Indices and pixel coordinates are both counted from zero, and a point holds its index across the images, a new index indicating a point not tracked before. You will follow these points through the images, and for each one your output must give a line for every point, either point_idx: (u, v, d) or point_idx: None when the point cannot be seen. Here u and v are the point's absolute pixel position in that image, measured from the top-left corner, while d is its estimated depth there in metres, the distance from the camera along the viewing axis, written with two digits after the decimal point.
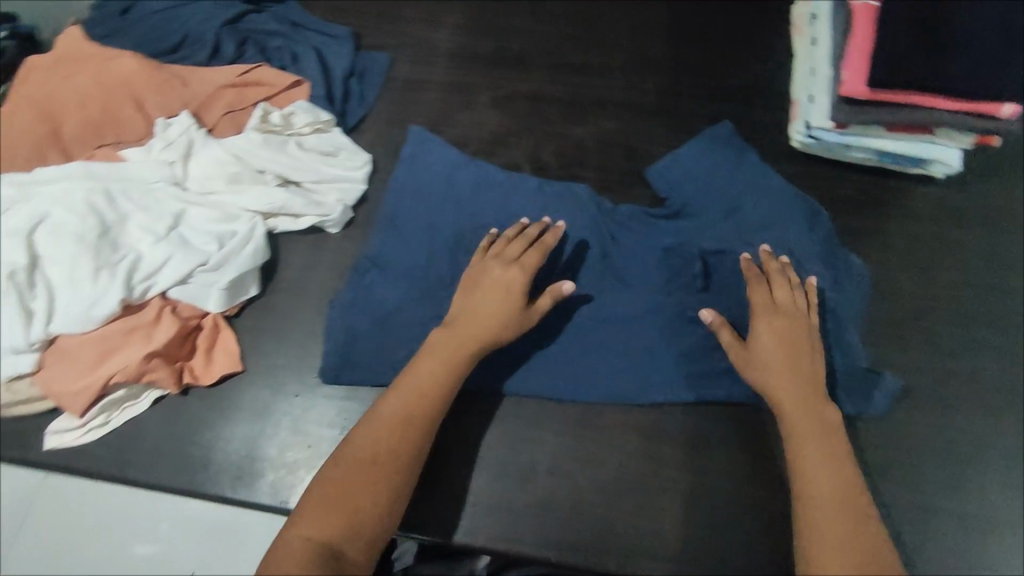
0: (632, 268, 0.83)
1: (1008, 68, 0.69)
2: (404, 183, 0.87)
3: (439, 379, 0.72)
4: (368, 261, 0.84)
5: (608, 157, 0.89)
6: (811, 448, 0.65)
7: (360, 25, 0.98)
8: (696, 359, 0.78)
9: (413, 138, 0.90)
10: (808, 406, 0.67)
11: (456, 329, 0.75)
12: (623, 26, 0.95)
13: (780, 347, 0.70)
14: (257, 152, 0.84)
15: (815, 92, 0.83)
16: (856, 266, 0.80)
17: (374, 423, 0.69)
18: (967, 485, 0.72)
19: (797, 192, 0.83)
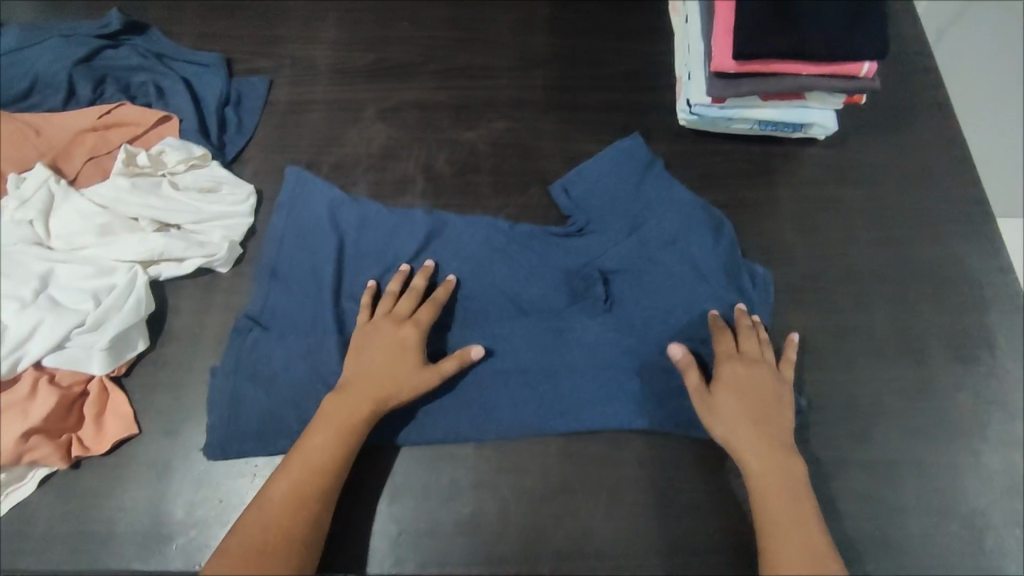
0: (535, 291, 0.80)
1: (858, 26, 0.71)
2: (283, 230, 0.83)
3: (338, 449, 0.68)
4: (250, 319, 0.78)
5: (501, 158, 0.89)
6: (781, 508, 0.66)
7: (236, 53, 0.98)
8: (595, 378, 0.76)
9: (291, 180, 0.85)
10: (772, 462, 0.68)
11: (354, 392, 0.71)
12: (503, 27, 0.98)
13: (747, 398, 0.70)
14: (126, 199, 0.79)
15: (693, 70, 0.83)
16: (760, 273, 0.80)
17: (267, 504, 0.65)
18: (879, 432, 0.73)
19: (702, 205, 0.82)
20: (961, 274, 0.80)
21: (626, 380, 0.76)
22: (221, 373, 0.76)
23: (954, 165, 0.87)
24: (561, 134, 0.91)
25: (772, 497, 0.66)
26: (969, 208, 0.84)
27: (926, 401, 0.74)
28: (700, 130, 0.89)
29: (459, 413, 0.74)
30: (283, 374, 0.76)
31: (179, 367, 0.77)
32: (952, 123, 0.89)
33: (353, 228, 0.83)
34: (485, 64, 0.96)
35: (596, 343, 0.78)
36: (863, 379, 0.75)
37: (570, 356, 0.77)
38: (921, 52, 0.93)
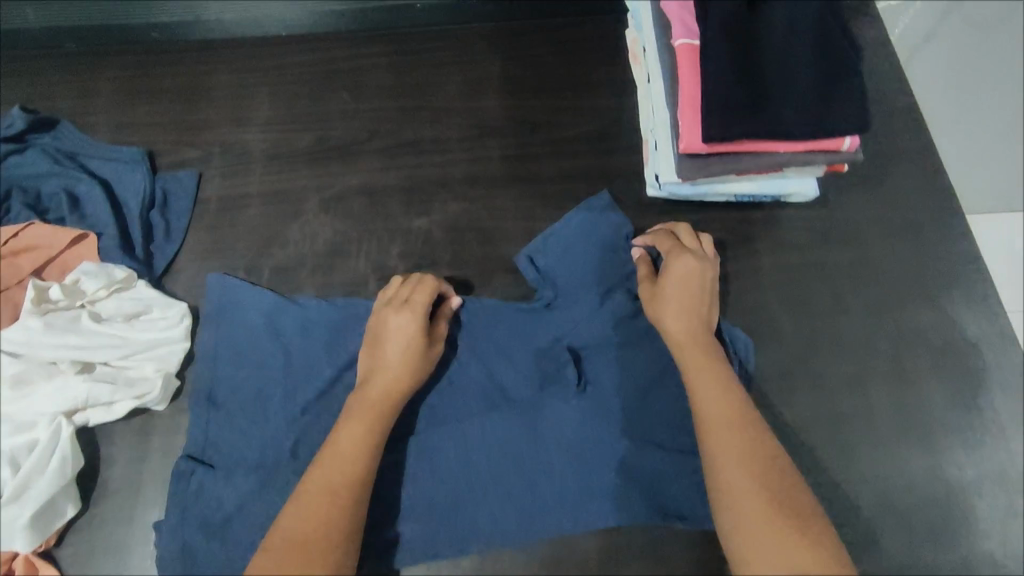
0: (503, 379, 0.74)
1: (834, 103, 0.66)
2: (215, 346, 0.75)
3: (366, 437, 0.63)
4: (191, 460, 0.70)
5: (460, 246, 0.82)
6: (706, 383, 0.64)
7: (158, 145, 0.88)
8: (578, 472, 0.70)
9: (211, 289, 0.78)
10: (697, 342, 0.67)
11: (376, 384, 0.66)
12: (451, 92, 0.90)
13: (683, 283, 0.70)
14: (40, 341, 0.69)
15: (658, 141, 0.76)
16: (741, 336, 0.73)
17: (300, 507, 0.59)
18: (884, 533, 0.68)
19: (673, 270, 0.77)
20: (957, 343, 0.75)
21: (611, 471, 0.70)
22: (167, 527, 0.68)
23: (941, 219, 0.81)
24: (523, 212, 0.84)
25: (698, 383, 0.65)
26: (960, 266, 0.79)
27: (932, 493, 0.69)
28: (671, 201, 0.82)
29: (436, 527, 0.69)
30: (239, 516, 0.68)
31: (119, 527, 0.70)
32: (936, 171, 0.84)
33: (295, 328, 0.75)
34: (435, 136, 0.88)
35: (575, 434, 0.72)
36: (864, 472, 0.70)
37: (549, 451, 0.71)
38: (898, 93, 0.87)
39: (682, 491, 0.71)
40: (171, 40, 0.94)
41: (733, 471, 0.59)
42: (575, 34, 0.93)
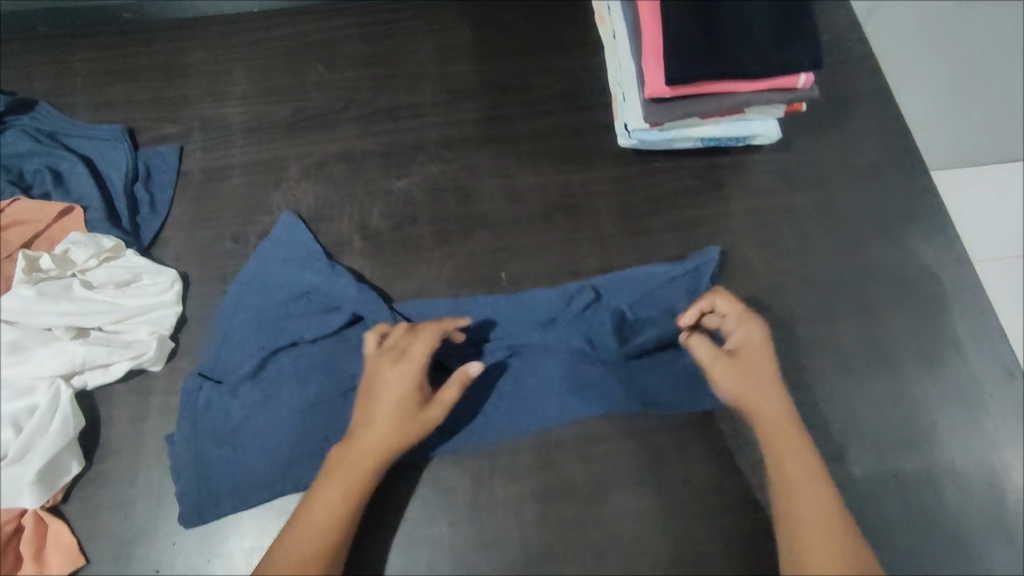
0: (514, 315, 0.77)
1: (789, 42, 0.69)
2: (250, 279, 0.78)
3: (342, 508, 0.63)
4: (202, 376, 0.74)
5: (440, 205, 0.84)
6: (792, 465, 0.66)
7: (137, 121, 0.90)
8: (556, 366, 0.75)
9: (284, 227, 0.81)
10: (781, 422, 0.68)
11: (361, 440, 0.65)
12: (425, 59, 0.92)
13: (752, 365, 0.70)
14: (34, 310, 0.71)
15: (626, 92, 0.80)
16: (713, 256, 0.79)
17: (280, 556, 0.61)
18: (854, 448, 0.72)
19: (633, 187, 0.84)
20: (918, 270, 0.79)
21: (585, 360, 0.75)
22: (180, 439, 0.72)
23: (899, 156, 0.85)
24: (498, 169, 0.86)
25: (786, 463, 0.66)
26: (919, 200, 0.83)
27: (897, 408, 0.73)
28: (641, 150, 0.86)
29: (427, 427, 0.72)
30: (245, 427, 0.73)
31: (122, 483, 0.72)
32: (893, 112, 0.87)
33: (302, 259, 0.79)
34: (410, 101, 0.90)
35: (574, 364, 0.75)
36: (834, 393, 0.74)
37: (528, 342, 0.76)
38: (855, 39, 0.91)
39: (659, 386, 0.74)
40: (144, 19, 0.95)
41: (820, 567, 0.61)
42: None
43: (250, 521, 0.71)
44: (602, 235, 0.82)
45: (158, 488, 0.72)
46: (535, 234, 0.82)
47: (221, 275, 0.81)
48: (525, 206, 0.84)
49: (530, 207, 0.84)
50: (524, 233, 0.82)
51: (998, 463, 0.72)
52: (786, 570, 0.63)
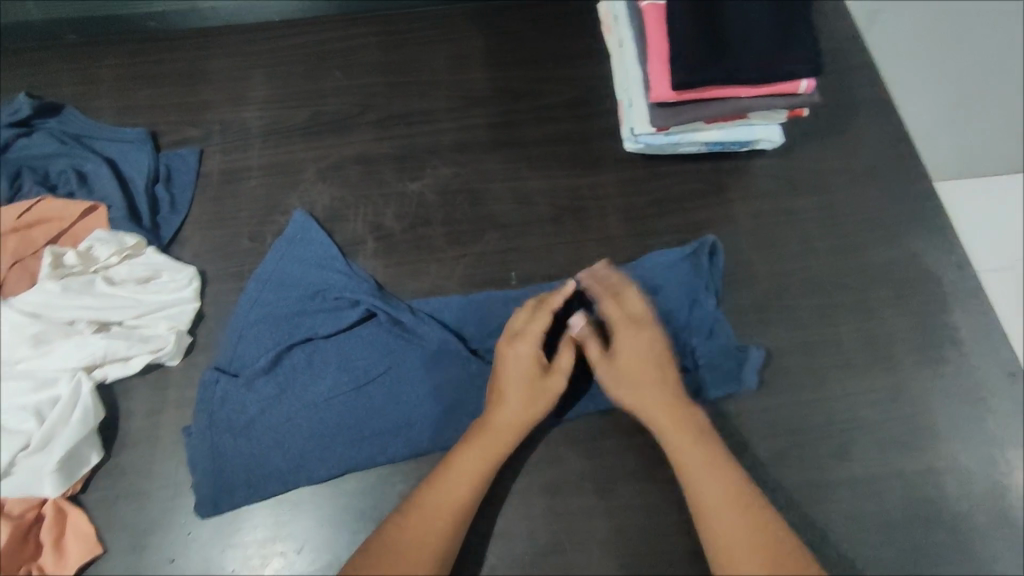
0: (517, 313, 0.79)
1: (791, 50, 0.72)
2: (269, 275, 0.80)
3: (478, 471, 0.66)
4: (218, 370, 0.76)
5: (452, 206, 0.86)
6: (687, 445, 0.66)
7: (160, 124, 0.93)
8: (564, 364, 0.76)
9: (296, 224, 0.83)
10: (677, 417, 0.68)
11: (497, 420, 0.68)
12: (437, 66, 0.95)
13: (637, 357, 0.70)
14: (57, 303, 0.74)
15: (632, 97, 0.82)
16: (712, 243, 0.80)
17: (414, 528, 0.62)
18: (858, 446, 0.73)
19: (639, 191, 0.87)
20: (920, 273, 0.81)
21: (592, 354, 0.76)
22: (197, 432, 0.73)
23: (901, 162, 0.87)
24: (508, 173, 0.88)
25: (680, 444, 0.67)
26: (918, 206, 0.84)
27: (900, 406, 0.75)
28: (648, 154, 0.88)
29: (440, 425, 0.74)
30: (258, 420, 0.74)
31: (140, 474, 0.73)
32: (895, 119, 0.90)
33: (319, 258, 0.81)
34: (424, 107, 0.93)
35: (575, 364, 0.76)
36: (839, 393, 0.75)
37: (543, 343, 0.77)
38: (855, 49, 0.93)
39: None
40: (166, 29, 0.98)
41: None
42: (552, 10, 0.99)
43: (265, 513, 0.72)
44: (608, 236, 0.84)
45: (174, 479, 0.73)
46: (544, 235, 0.84)
47: (237, 272, 0.83)
48: (534, 208, 0.86)
49: (539, 209, 0.86)
50: (534, 234, 0.84)
51: (999, 462, 0.73)
52: None
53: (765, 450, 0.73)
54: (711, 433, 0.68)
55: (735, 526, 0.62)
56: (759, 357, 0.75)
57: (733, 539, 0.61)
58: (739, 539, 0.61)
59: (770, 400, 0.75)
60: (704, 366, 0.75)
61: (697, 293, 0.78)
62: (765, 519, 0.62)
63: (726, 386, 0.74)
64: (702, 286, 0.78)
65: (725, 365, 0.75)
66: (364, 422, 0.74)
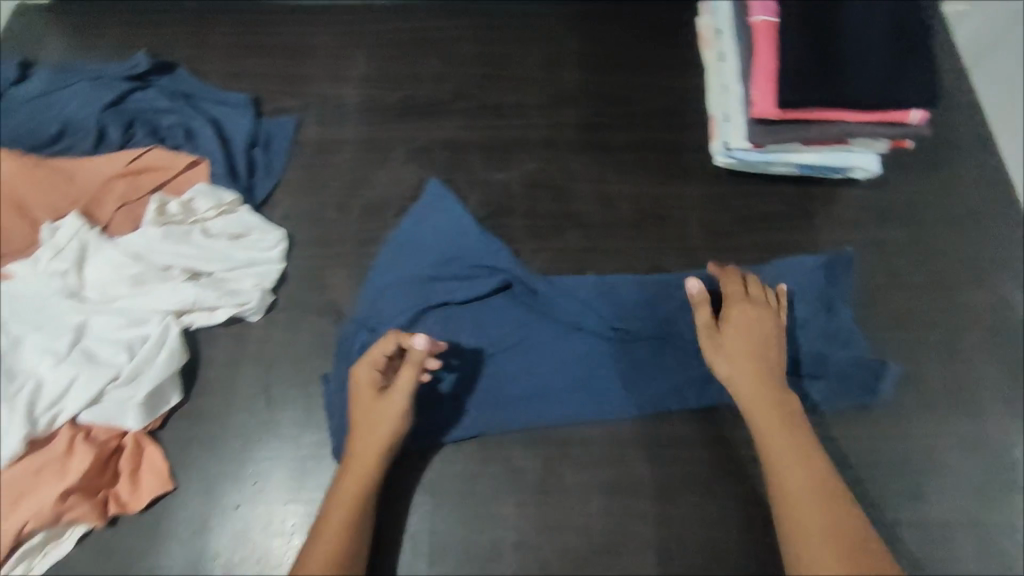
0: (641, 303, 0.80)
1: (905, 79, 0.71)
2: (406, 238, 0.84)
3: (357, 496, 0.66)
4: (354, 323, 0.79)
5: (535, 200, 0.88)
6: (777, 425, 0.67)
7: (262, 92, 0.97)
8: (689, 355, 0.78)
9: (431, 193, 0.87)
10: (771, 394, 0.68)
11: (366, 436, 0.68)
12: (533, 63, 0.97)
13: (741, 331, 0.71)
14: (157, 248, 0.78)
15: (730, 112, 0.83)
16: (848, 252, 0.82)
17: (325, 525, 0.65)
18: (928, 489, 0.71)
19: (726, 205, 0.86)
20: (1011, 322, 0.78)
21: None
22: (333, 380, 0.77)
23: (1000, 206, 0.84)
24: (595, 174, 0.89)
25: (773, 423, 0.67)
26: (1015, 253, 0.82)
27: (978, 455, 0.73)
28: (737, 171, 0.88)
29: (565, 400, 0.75)
30: None
31: (214, 421, 0.76)
32: (997, 163, 0.87)
33: (454, 228, 0.84)
34: (516, 102, 0.94)
35: (657, 366, 0.77)
36: (912, 433, 0.73)
37: (680, 333, 0.78)
38: (961, 88, 0.91)
39: None
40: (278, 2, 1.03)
41: None
42: (651, 19, 1.00)
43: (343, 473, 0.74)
44: (689, 248, 0.84)
45: (245, 429, 0.76)
46: (625, 239, 0.85)
47: (322, 240, 0.86)
48: (616, 211, 0.87)
49: (621, 213, 0.87)
50: (614, 236, 0.85)
51: None
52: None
53: None
54: (802, 413, 0.68)
55: (819, 507, 0.62)
56: (894, 371, 0.75)
57: (823, 522, 0.61)
58: (824, 518, 0.61)
59: (842, 430, 0.74)
60: (831, 375, 0.75)
61: (833, 302, 0.79)
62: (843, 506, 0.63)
63: (857, 395, 0.75)
64: (836, 292, 0.80)
65: (858, 376, 0.75)
66: (494, 389, 0.76)
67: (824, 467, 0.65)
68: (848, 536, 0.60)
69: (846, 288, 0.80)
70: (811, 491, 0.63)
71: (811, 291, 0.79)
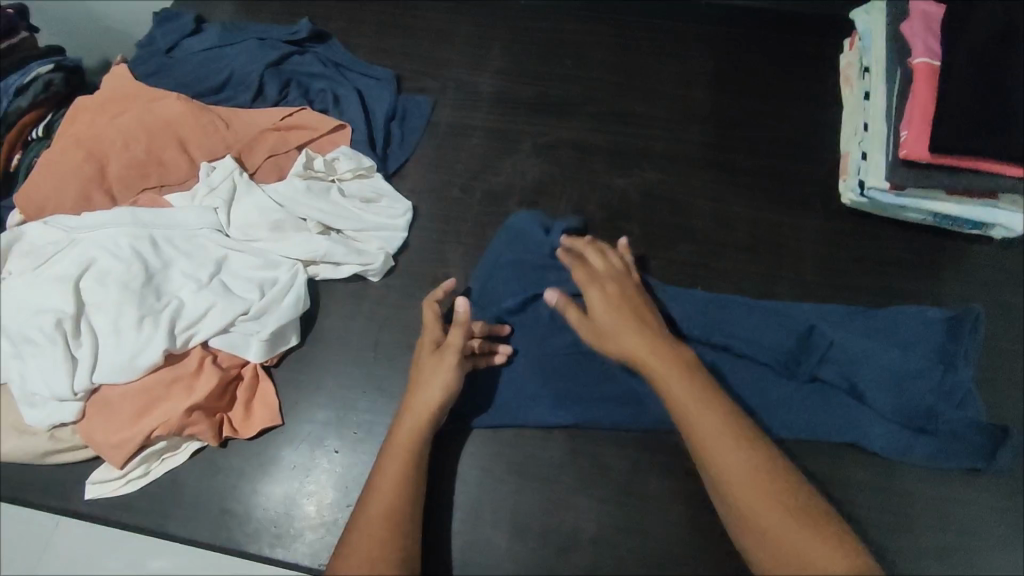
0: (751, 331, 0.78)
1: None
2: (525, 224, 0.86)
3: (404, 471, 0.66)
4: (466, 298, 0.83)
5: (653, 210, 0.89)
6: (680, 384, 0.64)
7: (403, 70, 1.02)
8: (797, 388, 0.76)
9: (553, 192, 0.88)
10: (659, 359, 0.66)
11: (417, 394, 0.70)
12: (666, 76, 0.98)
13: (606, 303, 0.72)
14: (299, 200, 0.84)
15: (870, 150, 0.81)
16: (974, 309, 0.76)
17: (382, 471, 0.66)
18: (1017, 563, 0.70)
19: (847, 244, 0.85)
20: None
21: (828, 388, 0.76)
22: None
23: None
24: (716, 193, 0.90)
25: (671, 388, 0.64)
26: None
27: None
28: (864, 212, 0.87)
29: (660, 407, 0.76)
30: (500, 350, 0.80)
31: (327, 368, 0.82)
32: None
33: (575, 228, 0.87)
34: (645, 112, 0.96)
35: (758, 394, 0.76)
36: (1006, 505, 0.73)
37: (793, 366, 0.76)
38: None
39: (847, 432, 0.74)
40: None
41: (777, 528, 0.57)
42: (790, 48, 0.99)
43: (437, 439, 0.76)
44: (802, 279, 0.84)
45: (353, 381, 0.81)
46: (739, 262, 0.85)
47: (444, 217, 0.90)
48: (732, 232, 0.87)
49: (738, 235, 0.87)
50: (726, 256, 0.86)
51: None
52: (739, 537, 0.60)
53: (922, 536, 0.71)
54: (699, 370, 0.66)
55: (744, 464, 0.60)
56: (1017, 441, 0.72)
57: (740, 472, 0.60)
58: (735, 459, 0.60)
59: (939, 488, 0.73)
60: (943, 433, 0.73)
61: (954, 359, 0.75)
62: (759, 448, 0.61)
63: (971, 458, 0.72)
64: (957, 349, 0.76)
65: (976, 439, 0.72)
66: (593, 384, 0.77)
67: (724, 406, 0.63)
68: (766, 471, 0.60)
69: (967, 345, 0.76)
70: (738, 449, 0.61)
71: (929, 345, 0.77)
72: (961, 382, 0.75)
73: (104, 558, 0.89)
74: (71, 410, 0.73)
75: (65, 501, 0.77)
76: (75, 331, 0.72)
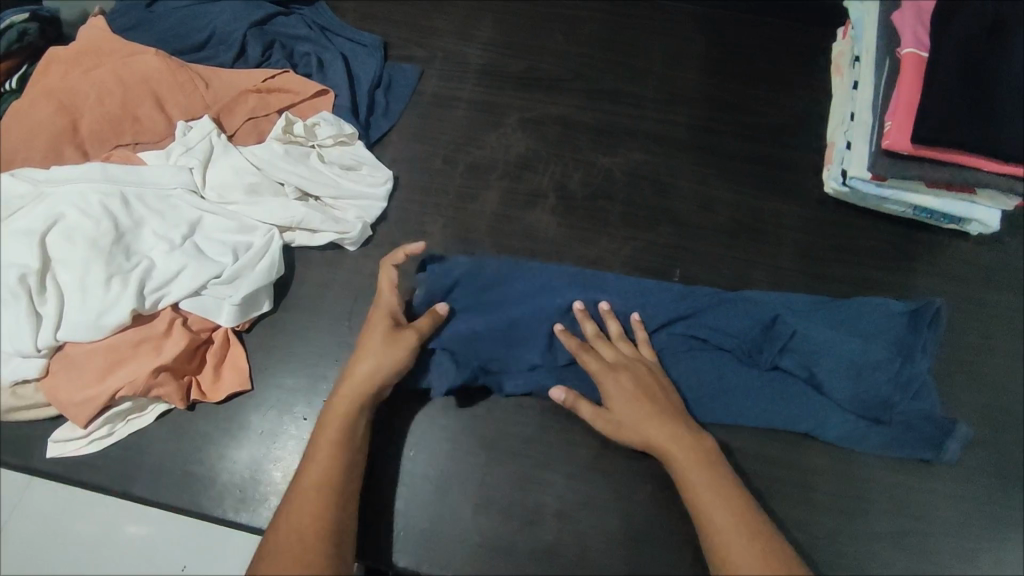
0: (722, 318, 0.78)
1: None
2: (502, 210, 0.87)
3: (343, 448, 0.66)
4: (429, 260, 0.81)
5: (636, 191, 0.88)
6: (705, 486, 0.65)
7: (391, 36, 1.00)
8: (757, 375, 0.77)
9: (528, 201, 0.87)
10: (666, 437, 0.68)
11: (364, 372, 0.70)
12: (657, 56, 0.97)
13: (612, 373, 0.71)
14: (278, 164, 0.82)
15: (854, 140, 0.81)
16: (935, 302, 0.77)
17: (316, 453, 0.66)
18: (967, 550, 0.72)
19: (825, 233, 0.86)
20: None
21: (788, 377, 0.77)
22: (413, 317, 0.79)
23: None
24: (699, 176, 0.89)
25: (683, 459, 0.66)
26: None
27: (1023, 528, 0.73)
28: (844, 201, 0.87)
29: None
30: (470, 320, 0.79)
31: (299, 334, 0.81)
32: None
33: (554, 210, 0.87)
34: (633, 91, 0.95)
35: (714, 381, 0.76)
36: (962, 494, 0.74)
37: (759, 352, 0.77)
38: None
39: (813, 418, 0.75)
40: None
41: None
42: (782, 34, 0.98)
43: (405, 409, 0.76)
44: (778, 266, 0.84)
45: (326, 349, 0.81)
46: (718, 246, 0.85)
47: (425, 188, 0.89)
48: (713, 216, 0.87)
49: (718, 219, 0.87)
50: (705, 240, 0.85)
51: None
52: None
53: (879, 522, 0.73)
54: (706, 448, 0.67)
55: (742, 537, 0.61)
56: (966, 432, 0.73)
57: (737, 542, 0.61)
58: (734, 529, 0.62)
59: (899, 475, 0.75)
60: (898, 423, 0.74)
61: (912, 351, 0.76)
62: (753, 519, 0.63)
63: (919, 449, 0.74)
64: (912, 341, 0.77)
65: (928, 430, 0.74)
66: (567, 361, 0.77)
67: (725, 480, 0.65)
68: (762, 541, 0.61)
69: (925, 337, 0.77)
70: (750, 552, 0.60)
71: (890, 336, 0.77)
72: (918, 373, 0.75)
73: (71, 519, 0.89)
74: (34, 366, 0.71)
75: (28, 459, 0.75)
76: (40, 285, 0.70)
